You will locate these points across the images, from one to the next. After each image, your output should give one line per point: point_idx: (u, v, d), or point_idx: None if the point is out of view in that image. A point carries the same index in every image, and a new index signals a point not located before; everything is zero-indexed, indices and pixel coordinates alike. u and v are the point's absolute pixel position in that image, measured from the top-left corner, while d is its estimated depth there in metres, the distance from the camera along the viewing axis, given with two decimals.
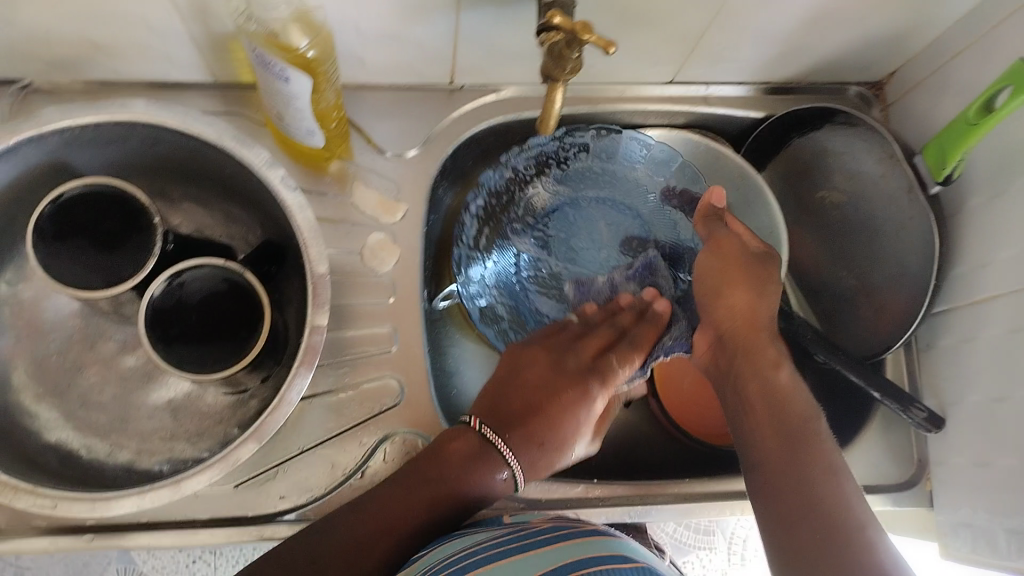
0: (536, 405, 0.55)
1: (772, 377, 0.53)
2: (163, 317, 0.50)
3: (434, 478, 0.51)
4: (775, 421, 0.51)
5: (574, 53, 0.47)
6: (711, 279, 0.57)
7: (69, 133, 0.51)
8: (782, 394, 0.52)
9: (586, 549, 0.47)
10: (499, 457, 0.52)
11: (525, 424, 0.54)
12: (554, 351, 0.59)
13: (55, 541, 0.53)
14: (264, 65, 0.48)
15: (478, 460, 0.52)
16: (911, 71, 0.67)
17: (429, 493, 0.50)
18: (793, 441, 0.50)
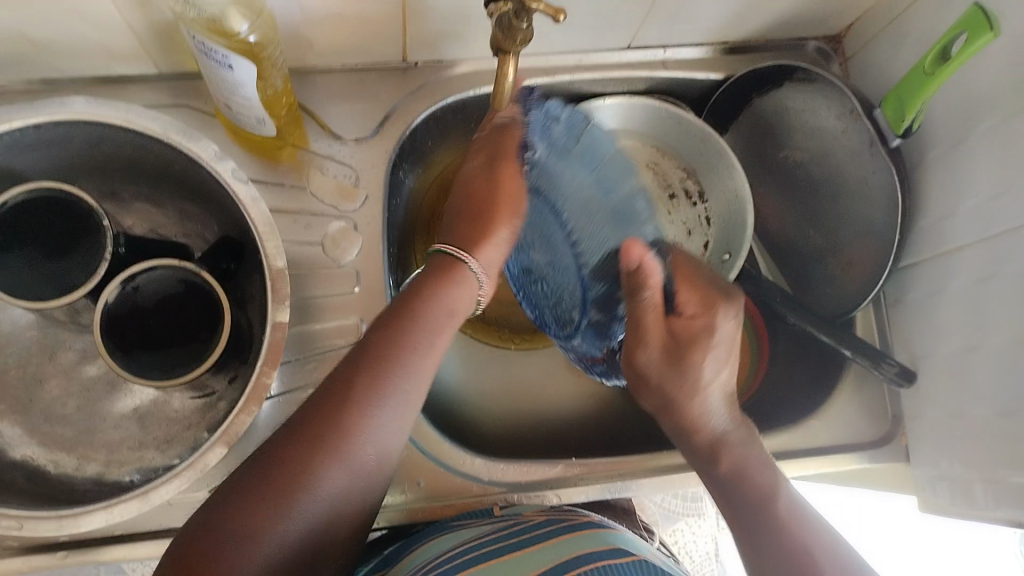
0: (475, 215, 0.55)
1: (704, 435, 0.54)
2: (119, 322, 0.48)
3: (275, 483, 0.42)
4: (733, 504, 0.52)
5: (524, 23, 0.46)
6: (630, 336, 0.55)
7: (9, 137, 0.49)
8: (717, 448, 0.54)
9: (585, 544, 0.49)
10: (333, 418, 0.44)
11: (340, 399, 0.45)
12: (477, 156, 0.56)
13: (28, 561, 0.52)
14: (206, 51, 0.46)
15: (322, 449, 0.43)
16: (869, 22, 0.66)
17: (288, 515, 0.42)
18: (747, 507, 0.51)
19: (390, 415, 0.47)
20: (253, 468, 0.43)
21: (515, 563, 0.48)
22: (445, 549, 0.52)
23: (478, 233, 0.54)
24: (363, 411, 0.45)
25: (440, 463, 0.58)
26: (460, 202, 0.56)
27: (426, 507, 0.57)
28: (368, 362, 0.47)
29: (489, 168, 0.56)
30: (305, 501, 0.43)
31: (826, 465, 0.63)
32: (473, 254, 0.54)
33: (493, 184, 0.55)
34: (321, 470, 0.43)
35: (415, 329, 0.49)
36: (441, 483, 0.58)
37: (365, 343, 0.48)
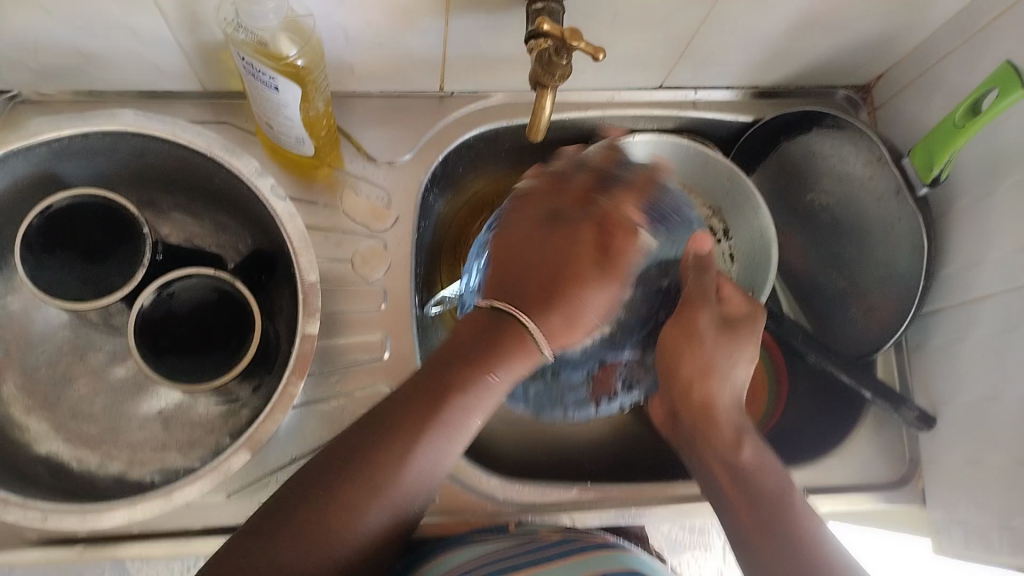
0: (548, 267, 0.48)
1: (735, 454, 0.50)
2: (153, 328, 0.49)
3: (291, 534, 0.42)
4: (747, 505, 0.48)
5: (564, 59, 0.48)
6: (672, 357, 0.52)
7: (57, 145, 0.51)
8: (748, 469, 0.49)
9: (599, 565, 0.50)
10: (366, 475, 0.43)
11: (364, 446, 0.44)
12: (556, 196, 0.52)
13: (46, 554, 0.53)
14: (255, 72, 0.48)
15: (340, 503, 0.43)
16: (898, 74, 0.67)
17: (297, 553, 0.41)
18: (760, 506, 0.47)
19: (434, 457, 0.45)
20: (273, 509, 0.43)
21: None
22: (458, 564, 0.52)
23: (562, 315, 0.47)
24: (410, 451, 0.44)
25: (457, 480, 0.59)
26: (517, 231, 0.50)
27: (440, 523, 0.58)
28: (400, 426, 0.44)
29: (589, 200, 0.52)
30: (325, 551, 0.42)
31: (839, 505, 0.63)
32: (531, 312, 0.47)
33: (604, 275, 0.49)
34: (341, 518, 0.43)
35: (502, 359, 0.46)
36: (456, 500, 0.59)
37: (444, 370, 0.46)
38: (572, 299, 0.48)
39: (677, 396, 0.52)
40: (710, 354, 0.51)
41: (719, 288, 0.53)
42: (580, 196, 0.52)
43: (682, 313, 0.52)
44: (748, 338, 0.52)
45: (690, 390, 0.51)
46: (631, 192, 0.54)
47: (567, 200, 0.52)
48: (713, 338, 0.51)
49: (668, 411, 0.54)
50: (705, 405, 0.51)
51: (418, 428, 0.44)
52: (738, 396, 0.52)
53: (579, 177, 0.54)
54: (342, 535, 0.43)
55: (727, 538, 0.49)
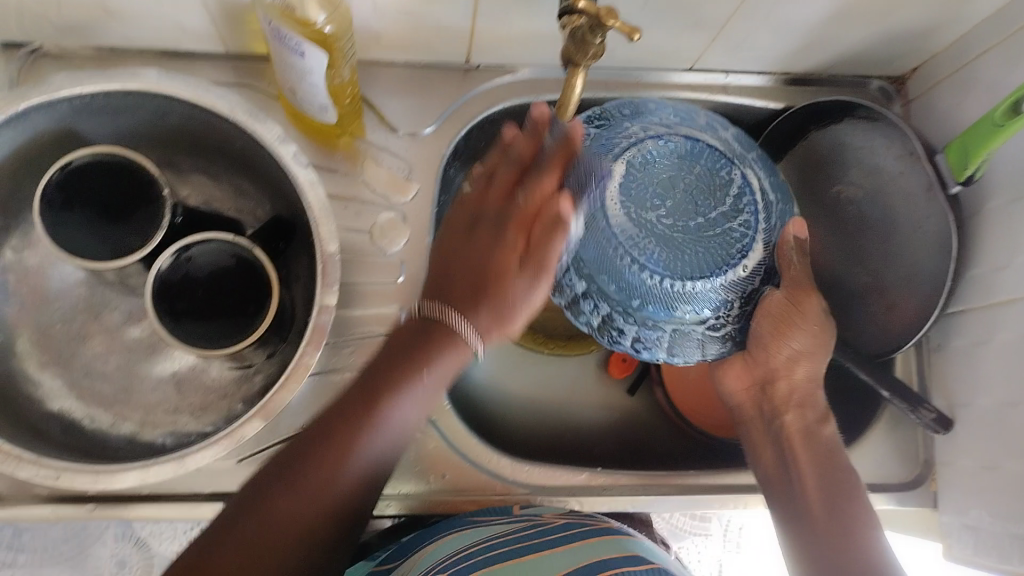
0: (478, 257, 0.48)
1: (818, 427, 0.56)
2: (170, 290, 0.49)
3: (279, 508, 0.43)
4: (817, 468, 0.54)
5: (597, 39, 0.46)
6: (770, 325, 0.54)
7: (77, 102, 0.51)
8: (825, 442, 0.55)
9: (604, 550, 0.50)
10: (319, 464, 0.44)
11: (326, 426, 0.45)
12: (496, 186, 0.50)
13: (56, 509, 0.53)
14: (280, 37, 0.47)
15: (319, 474, 0.44)
16: (934, 67, 0.66)
17: (293, 511, 0.43)
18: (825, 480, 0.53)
19: (393, 428, 0.47)
20: (240, 503, 0.43)
21: (536, 564, 0.49)
22: (463, 544, 0.52)
23: (489, 310, 0.47)
24: (368, 428, 0.45)
25: (466, 459, 0.59)
26: (470, 242, 0.49)
27: (449, 499, 0.58)
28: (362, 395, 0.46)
29: (506, 203, 0.49)
30: (302, 524, 0.43)
31: None
32: (458, 308, 0.47)
33: (533, 270, 0.47)
34: (321, 488, 0.44)
35: (438, 361, 0.46)
36: (467, 478, 0.58)
37: (374, 366, 0.47)
38: (510, 294, 0.47)
39: (770, 369, 0.56)
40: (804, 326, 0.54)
41: (809, 293, 0.54)
42: (505, 188, 0.49)
43: (788, 294, 0.54)
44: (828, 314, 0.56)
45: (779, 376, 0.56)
46: (555, 161, 0.49)
47: (492, 199, 0.50)
48: (795, 309, 0.54)
49: (751, 382, 0.58)
50: (791, 387, 0.56)
51: (379, 404, 0.46)
52: (818, 377, 0.57)
53: (516, 159, 0.50)
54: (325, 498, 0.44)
55: (784, 504, 0.54)
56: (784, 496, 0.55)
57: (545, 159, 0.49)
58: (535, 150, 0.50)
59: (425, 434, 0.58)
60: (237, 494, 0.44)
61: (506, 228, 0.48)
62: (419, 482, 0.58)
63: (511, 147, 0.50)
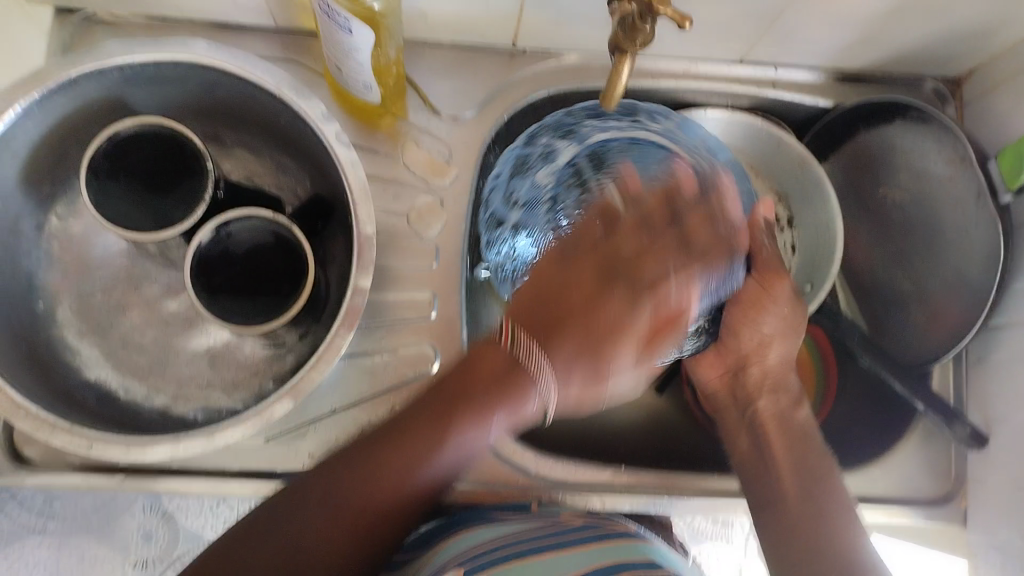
0: (564, 300, 0.47)
1: (793, 412, 0.57)
2: (208, 265, 0.49)
3: (352, 477, 0.44)
4: (795, 456, 0.54)
5: (647, 25, 0.45)
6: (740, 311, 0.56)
7: (127, 71, 0.51)
8: (799, 428, 0.56)
9: (625, 552, 0.49)
10: (378, 478, 0.44)
11: (413, 422, 0.45)
12: (608, 233, 0.49)
13: (87, 479, 0.54)
14: (330, 13, 0.47)
15: (391, 456, 0.44)
16: (993, 69, 0.63)
17: (334, 518, 0.44)
18: (796, 459, 0.54)
19: (485, 432, 0.45)
20: (277, 504, 0.44)
21: (554, 562, 0.48)
22: (482, 540, 0.52)
23: (589, 361, 0.46)
24: (433, 447, 0.44)
25: (492, 450, 0.59)
26: (564, 279, 0.48)
27: (473, 489, 0.58)
28: (459, 399, 0.45)
29: (639, 284, 0.47)
30: (372, 495, 0.44)
31: (878, 514, 0.62)
32: (551, 352, 0.45)
33: (636, 353, 0.47)
34: (397, 471, 0.44)
35: (503, 410, 0.44)
36: (490, 470, 0.59)
37: (457, 368, 0.46)
38: (592, 360, 0.46)
39: (741, 355, 0.58)
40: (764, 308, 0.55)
41: (778, 275, 0.55)
42: (602, 228, 0.49)
43: (756, 281, 0.54)
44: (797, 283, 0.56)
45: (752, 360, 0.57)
46: (697, 218, 0.50)
47: (621, 242, 0.48)
48: (761, 291, 0.54)
49: (725, 369, 0.59)
50: (763, 371, 0.57)
51: (465, 410, 0.45)
52: (790, 358, 0.58)
53: (646, 210, 0.49)
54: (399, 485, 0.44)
55: (755, 488, 0.55)
56: (756, 485, 0.55)
57: (684, 202, 0.50)
58: (691, 197, 0.50)
59: None
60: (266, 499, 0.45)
61: (614, 286, 0.47)
62: None
63: (641, 201, 0.50)
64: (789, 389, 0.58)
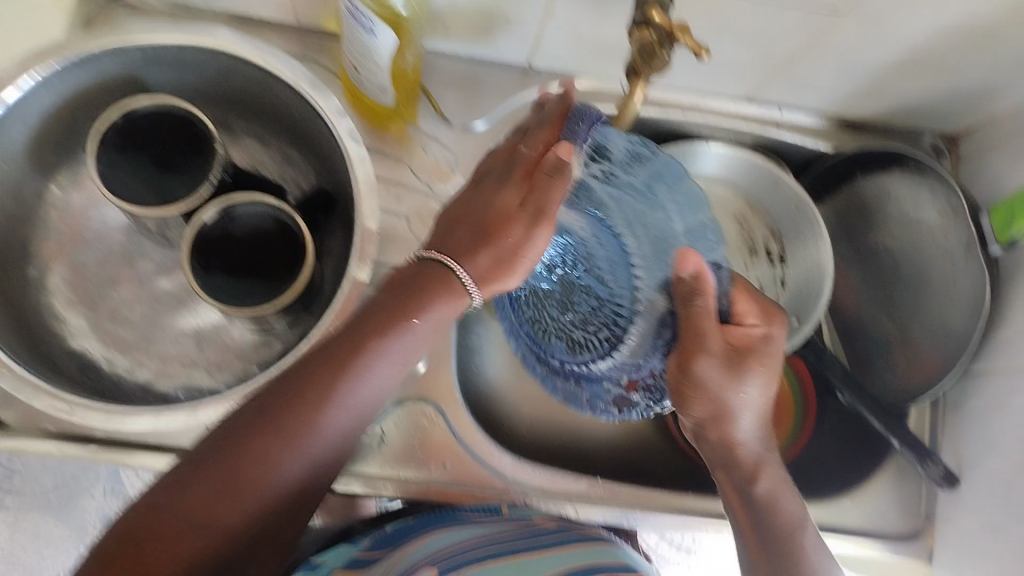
0: (476, 208, 0.45)
1: (752, 484, 0.52)
2: (209, 246, 0.50)
3: (241, 463, 0.41)
4: (761, 538, 0.51)
5: (665, 52, 0.46)
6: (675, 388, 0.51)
7: (148, 51, 0.52)
8: (763, 503, 0.51)
9: (595, 556, 0.50)
10: (285, 435, 0.42)
11: (298, 389, 0.43)
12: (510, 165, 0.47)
13: (61, 447, 0.53)
14: (354, 13, 0.48)
15: (278, 432, 0.42)
16: (989, 130, 0.65)
17: (242, 487, 0.41)
18: (766, 532, 0.51)
19: (381, 380, 0.45)
20: (190, 466, 0.41)
21: (527, 564, 0.49)
22: (449, 543, 0.52)
23: (485, 249, 0.44)
24: (341, 393, 0.43)
25: (470, 453, 0.58)
26: (459, 210, 0.46)
27: (447, 489, 0.58)
28: (335, 364, 0.44)
29: (529, 161, 0.46)
30: (268, 475, 0.42)
31: (846, 545, 0.62)
32: (464, 262, 0.45)
33: (536, 208, 0.44)
34: (280, 449, 0.42)
35: (427, 309, 0.44)
36: (466, 472, 0.58)
37: (359, 321, 0.45)
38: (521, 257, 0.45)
39: (696, 428, 0.53)
40: (714, 393, 0.50)
41: (703, 350, 0.49)
42: (531, 160, 0.46)
43: (678, 358, 0.50)
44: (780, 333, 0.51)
45: (717, 426, 0.51)
46: (556, 122, 0.48)
47: (523, 152, 0.47)
48: (683, 378, 0.50)
49: (691, 432, 0.55)
50: (722, 443, 0.52)
51: (346, 374, 0.43)
52: (752, 429, 0.52)
53: (533, 142, 0.47)
54: (285, 458, 0.42)
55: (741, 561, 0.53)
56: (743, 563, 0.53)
57: (555, 144, 0.47)
58: (563, 127, 0.48)
59: (433, 423, 0.58)
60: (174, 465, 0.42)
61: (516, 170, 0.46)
62: (419, 470, 0.57)
63: (530, 130, 0.48)
64: (753, 459, 0.52)
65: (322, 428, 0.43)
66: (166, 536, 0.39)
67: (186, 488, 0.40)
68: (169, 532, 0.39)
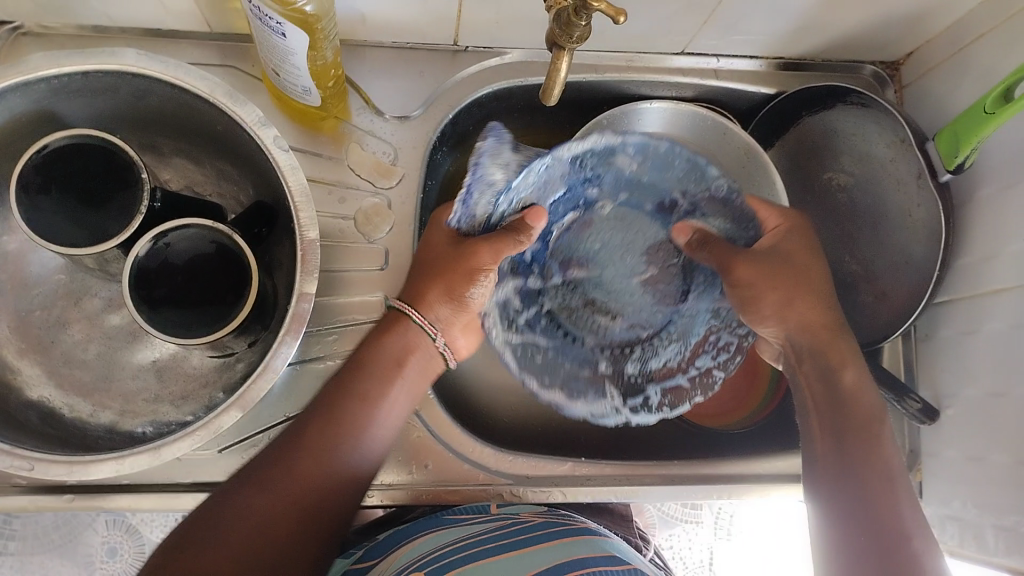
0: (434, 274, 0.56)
1: (838, 374, 0.55)
2: (148, 277, 0.48)
3: (285, 472, 0.46)
4: (838, 422, 0.53)
5: (582, 21, 0.45)
6: (785, 293, 0.57)
7: (56, 82, 0.49)
8: (848, 393, 0.54)
9: (585, 549, 0.50)
10: (324, 438, 0.48)
11: (337, 398, 0.50)
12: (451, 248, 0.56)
13: (34, 500, 0.53)
14: (260, 16, 0.46)
15: (314, 444, 0.48)
16: (929, 53, 0.65)
17: (292, 488, 0.46)
18: (848, 442, 0.52)
19: (400, 401, 0.53)
20: (244, 479, 0.46)
21: (520, 560, 0.48)
22: (440, 543, 0.52)
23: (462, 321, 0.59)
24: (374, 411, 0.51)
25: (449, 447, 0.58)
26: (423, 285, 0.55)
27: (432, 490, 0.57)
28: (345, 396, 0.50)
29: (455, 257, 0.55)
30: (322, 463, 0.48)
31: None
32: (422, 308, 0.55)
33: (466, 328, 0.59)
34: (335, 440, 0.48)
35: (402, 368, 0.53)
36: (449, 469, 0.58)
37: (352, 357, 0.53)
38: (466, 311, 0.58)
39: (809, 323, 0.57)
40: (793, 285, 0.57)
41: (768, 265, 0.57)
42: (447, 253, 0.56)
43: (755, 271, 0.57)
44: (813, 300, 0.57)
45: (788, 316, 0.57)
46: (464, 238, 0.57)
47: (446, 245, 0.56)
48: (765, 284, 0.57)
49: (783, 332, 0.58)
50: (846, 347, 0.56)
51: (371, 401, 0.51)
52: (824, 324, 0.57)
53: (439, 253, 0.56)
54: (335, 458, 0.48)
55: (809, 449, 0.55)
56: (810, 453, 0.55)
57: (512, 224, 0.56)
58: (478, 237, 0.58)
59: (408, 423, 0.58)
60: (226, 485, 0.46)
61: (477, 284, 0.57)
62: (402, 473, 0.57)
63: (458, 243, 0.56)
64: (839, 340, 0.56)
65: (362, 437, 0.50)
66: (207, 553, 0.42)
67: (251, 493, 0.45)
68: (230, 525, 0.44)
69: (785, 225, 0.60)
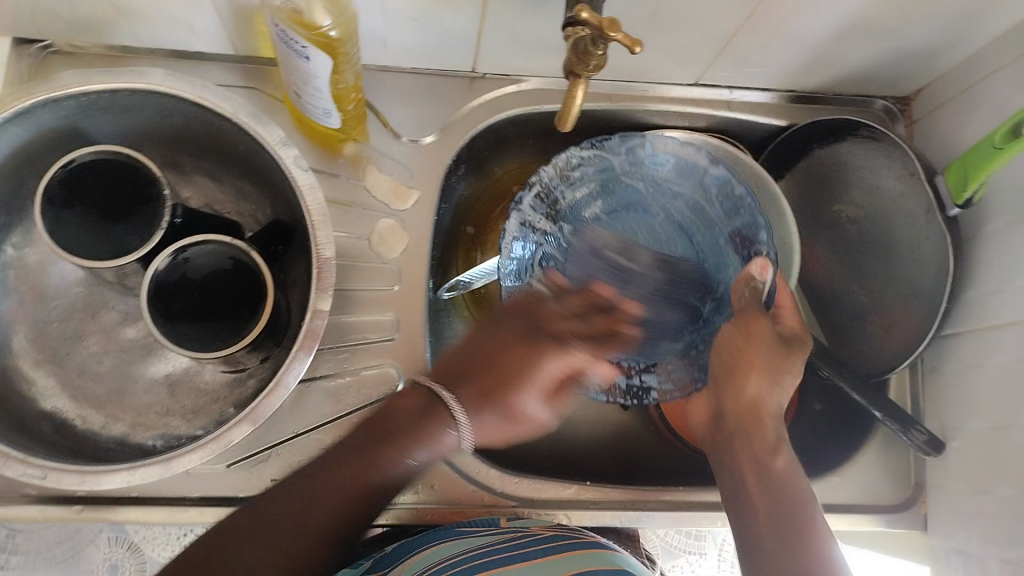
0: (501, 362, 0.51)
1: (769, 461, 0.52)
2: (166, 292, 0.49)
3: (320, 489, 0.47)
4: (770, 500, 0.50)
5: (599, 50, 0.46)
6: (730, 356, 0.55)
7: (84, 99, 0.50)
8: (780, 478, 0.51)
9: (589, 561, 0.50)
10: (365, 462, 0.48)
11: (392, 431, 0.48)
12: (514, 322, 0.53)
13: (44, 510, 0.53)
14: (285, 39, 0.47)
15: (356, 470, 0.48)
16: (938, 89, 0.66)
17: (321, 509, 0.47)
18: (786, 525, 0.49)
19: (459, 435, 0.50)
20: (290, 483, 0.48)
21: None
22: (446, 555, 0.52)
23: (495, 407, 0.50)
24: (425, 437, 0.49)
25: (457, 469, 0.59)
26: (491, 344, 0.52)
27: (437, 509, 0.58)
28: (382, 434, 0.48)
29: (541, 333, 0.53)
30: (363, 481, 0.48)
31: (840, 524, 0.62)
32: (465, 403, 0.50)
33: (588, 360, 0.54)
34: (371, 467, 0.48)
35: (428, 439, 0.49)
36: (456, 488, 0.58)
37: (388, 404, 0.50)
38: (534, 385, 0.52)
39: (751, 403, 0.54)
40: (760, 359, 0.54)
41: (757, 318, 0.56)
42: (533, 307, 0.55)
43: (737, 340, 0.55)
44: (767, 379, 0.54)
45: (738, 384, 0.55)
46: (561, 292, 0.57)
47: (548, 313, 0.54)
48: (778, 358, 0.55)
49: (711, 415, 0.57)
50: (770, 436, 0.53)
51: (408, 443, 0.48)
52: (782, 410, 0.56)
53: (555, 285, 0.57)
54: (367, 483, 0.48)
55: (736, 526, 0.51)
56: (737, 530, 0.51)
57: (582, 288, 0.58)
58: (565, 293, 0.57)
59: None
60: (268, 487, 0.48)
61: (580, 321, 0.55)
62: (408, 492, 0.58)
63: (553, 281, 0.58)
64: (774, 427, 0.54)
65: (401, 465, 0.48)
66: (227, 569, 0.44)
67: (289, 503, 0.47)
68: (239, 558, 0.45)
69: (800, 333, 0.58)
